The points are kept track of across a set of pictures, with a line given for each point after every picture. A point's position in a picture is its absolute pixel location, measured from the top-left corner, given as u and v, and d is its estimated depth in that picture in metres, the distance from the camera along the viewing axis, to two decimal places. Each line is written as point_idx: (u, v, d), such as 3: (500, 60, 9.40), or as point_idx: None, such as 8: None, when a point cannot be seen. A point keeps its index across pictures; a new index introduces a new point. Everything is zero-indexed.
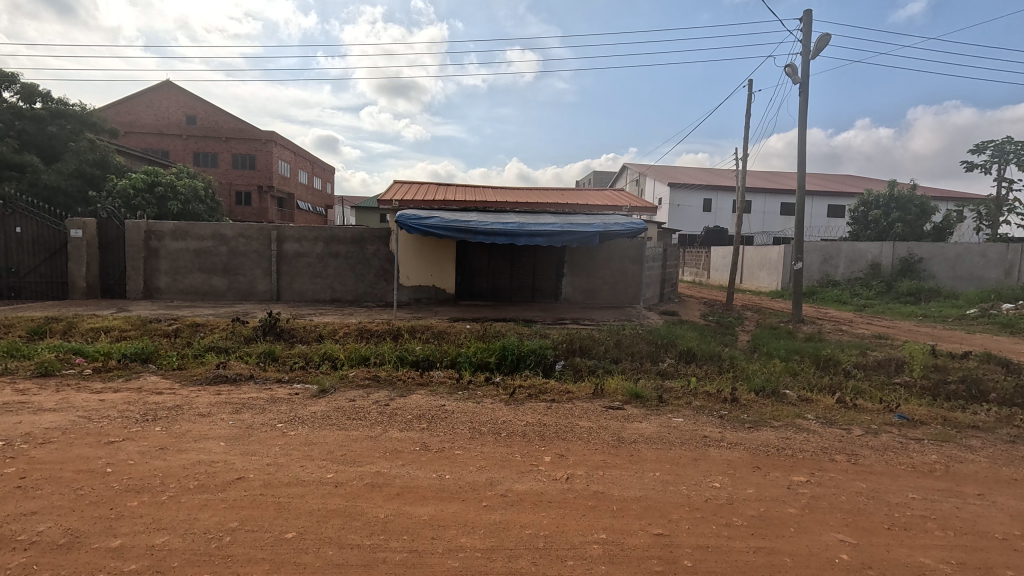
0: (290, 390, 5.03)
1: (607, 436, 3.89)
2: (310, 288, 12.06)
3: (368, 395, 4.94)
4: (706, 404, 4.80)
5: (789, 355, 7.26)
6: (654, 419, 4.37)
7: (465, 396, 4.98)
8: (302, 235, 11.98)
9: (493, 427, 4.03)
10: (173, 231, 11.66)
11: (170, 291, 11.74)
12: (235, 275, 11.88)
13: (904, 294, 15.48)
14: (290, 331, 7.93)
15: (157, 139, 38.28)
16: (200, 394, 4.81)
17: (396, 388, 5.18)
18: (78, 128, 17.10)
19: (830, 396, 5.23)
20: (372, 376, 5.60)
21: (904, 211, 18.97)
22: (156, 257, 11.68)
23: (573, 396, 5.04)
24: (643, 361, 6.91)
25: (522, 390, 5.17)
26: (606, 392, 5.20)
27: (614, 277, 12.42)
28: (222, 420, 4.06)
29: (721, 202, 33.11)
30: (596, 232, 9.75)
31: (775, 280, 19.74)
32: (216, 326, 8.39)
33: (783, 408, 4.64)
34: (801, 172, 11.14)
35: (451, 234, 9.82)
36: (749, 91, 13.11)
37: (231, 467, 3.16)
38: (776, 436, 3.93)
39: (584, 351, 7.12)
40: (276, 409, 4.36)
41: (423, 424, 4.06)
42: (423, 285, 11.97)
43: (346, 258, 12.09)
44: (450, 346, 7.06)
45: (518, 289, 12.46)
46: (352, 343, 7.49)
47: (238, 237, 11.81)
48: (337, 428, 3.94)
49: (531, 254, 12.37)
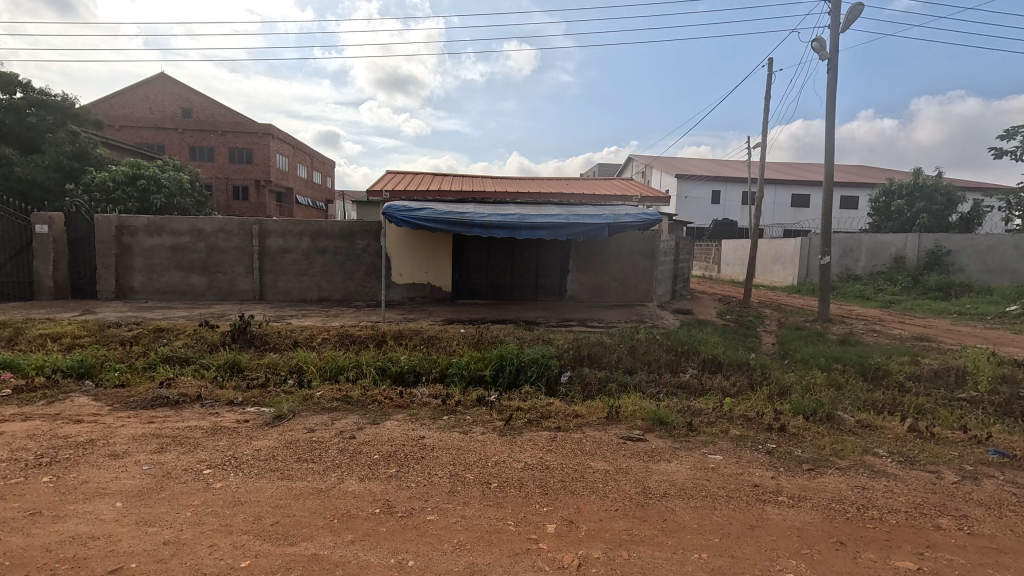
0: (241, 416, 4.16)
1: (629, 488, 2.98)
2: (295, 287, 11.20)
3: (333, 423, 4.05)
4: (747, 433, 3.90)
5: (829, 363, 6.35)
6: (686, 458, 3.47)
7: (451, 423, 4.08)
8: (286, 230, 11.10)
9: (481, 473, 3.13)
10: (148, 226, 10.81)
11: (145, 291, 10.90)
12: (214, 273, 11.03)
13: (932, 290, 14.47)
14: (262, 337, 7.07)
15: (152, 133, 37.33)
16: (127, 423, 3.94)
17: (370, 413, 4.32)
18: (58, 119, 16.20)
19: (893, 420, 4.32)
20: (343, 395, 4.72)
21: (930, 200, 17.88)
22: (130, 255, 10.84)
23: (582, 424, 4.15)
24: (662, 372, 6.02)
25: (520, 415, 4.27)
26: (622, 417, 4.31)
27: (623, 274, 11.52)
28: (135, 464, 3.18)
29: (729, 194, 32.07)
30: (605, 223, 8.81)
31: (791, 274, 18.79)
32: (182, 330, 7.53)
33: (844, 440, 3.74)
34: (829, 157, 10.18)
35: (444, 226, 8.91)
36: (769, 71, 12.12)
37: (112, 550, 2.26)
38: (849, 485, 3.02)
39: (594, 361, 6.23)
40: (213, 447, 3.48)
41: (391, 470, 3.16)
42: (417, 283, 11.10)
43: (334, 254, 11.21)
44: (441, 355, 6.19)
45: (519, 286, 11.57)
46: (330, 351, 6.63)
47: (217, 232, 10.95)
48: (280, 475, 3.05)
49: (533, 249, 11.48)
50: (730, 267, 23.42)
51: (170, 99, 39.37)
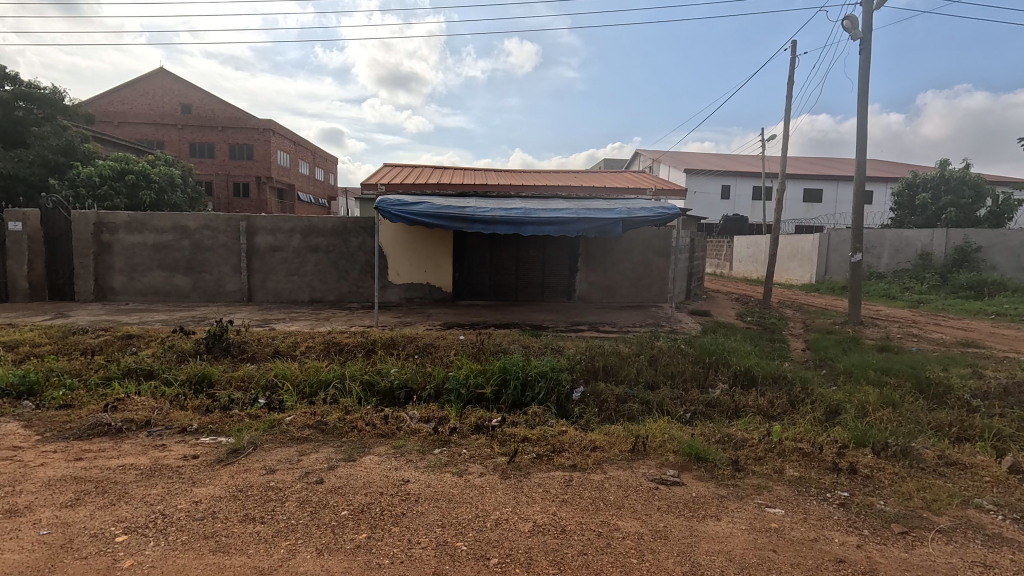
0: (190, 450, 3.45)
1: (674, 566, 2.24)
2: (286, 288, 10.51)
3: (300, 460, 3.33)
4: (809, 475, 3.15)
5: (877, 375, 5.59)
6: (738, 514, 2.72)
7: (443, 460, 3.36)
8: (275, 227, 10.40)
9: (478, 542, 2.39)
10: (129, 223, 10.13)
11: (126, 292, 10.25)
12: (200, 273, 10.36)
13: (963, 288, 13.62)
14: (240, 345, 6.38)
15: (151, 129, 36.75)
16: (49, 462, 3.24)
17: (346, 445, 3.59)
18: (46, 113, 15.59)
19: (979, 455, 3.57)
20: (317, 420, 3.99)
21: (957, 194, 16.91)
22: (110, 253, 10.17)
23: (603, 460, 3.41)
24: (688, 388, 5.28)
25: (528, 448, 3.54)
26: (651, 450, 3.57)
27: (636, 273, 10.78)
28: (31, 527, 2.47)
29: (739, 189, 31.16)
30: (618, 218, 8.06)
31: (809, 272, 17.97)
32: (154, 337, 6.83)
33: (933, 486, 2.99)
34: (861, 146, 9.40)
35: (443, 222, 8.18)
36: (792, 55, 11.31)
37: None
38: (969, 564, 2.26)
39: (611, 374, 5.49)
40: (141, 499, 2.76)
41: (360, 537, 2.42)
42: (415, 284, 10.39)
43: (327, 252, 10.51)
44: (436, 368, 5.47)
45: (525, 286, 10.84)
46: (312, 361, 5.92)
47: (202, 229, 10.27)
48: (212, 545, 2.33)
49: (539, 246, 10.75)
50: (743, 264, 22.63)
51: (169, 95, 38.81)
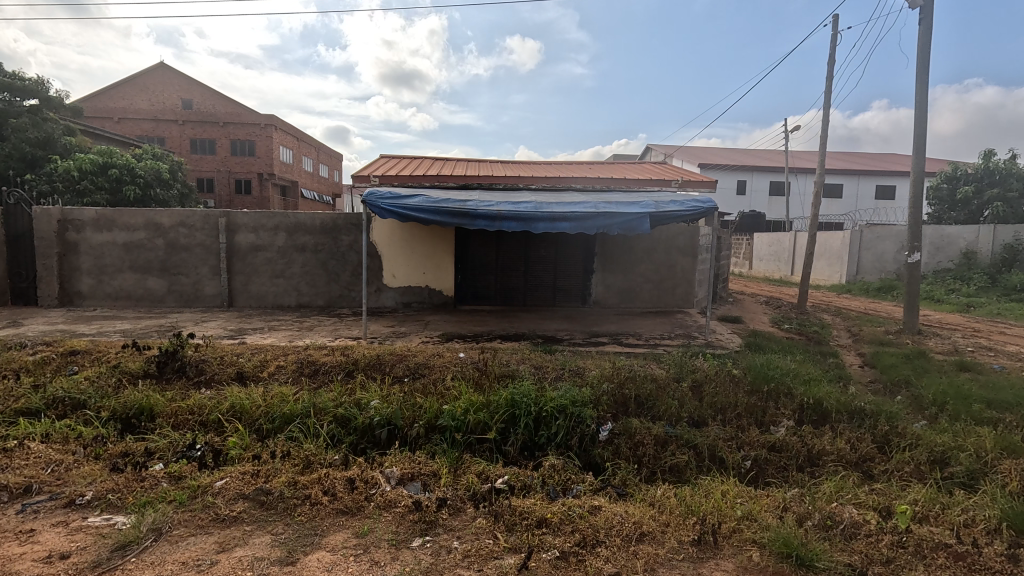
0: (61, 544, 2.40)
1: None
2: (270, 291, 9.52)
3: (216, 563, 2.27)
4: None
5: (980, 407, 4.44)
6: None
7: (427, 563, 2.30)
8: (258, 224, 9.41)
9: None
10: (96, 220, 9.16)
11: (95, 296, 9.28)
12: (175, 275, 9.38)
13: (1018, 290, 12.33)
14: (197, 366, 5.35)
15: (152, 125, 36.01)
16: None
17: (288, 532, 2.53)
18: (27, 104, 14.72)
19: None
20: (259, 483, 2.94)
21: (1004, 187, 15.56)
22: (76, 254, 9.20)
23: (657, 563, 2.33)
24: (744, 426, 4.21)
25: (547, 539, 2.47)
26: (724, 543, 2.50)
27: (658, 275, 9.70)
28: None
29: (757, 184, 29.88)
30: (644, 213, 6.95)
31: (839, 272, 16.79)
32: (101, 353, 5.82)
33: None
34: (920, 129, 8.24)
35: (440, 218, 7.12)
36: (834, 32, 10.12)
37: None
38: None
39: (644, 407, 4.43)
40: None
41: None
42: (412, 286, 9.35)
43: (316, 252, 9.50)
44: (428, 398, 4.44)
45: (535, 290, 9.77)
46: (279, 386, 4.89)
47: (177, 227, 9.28)
48: None
49: (551, 245, 9.68)
50: (764, 263, 21.44)
51: (171, 90, 38.14)
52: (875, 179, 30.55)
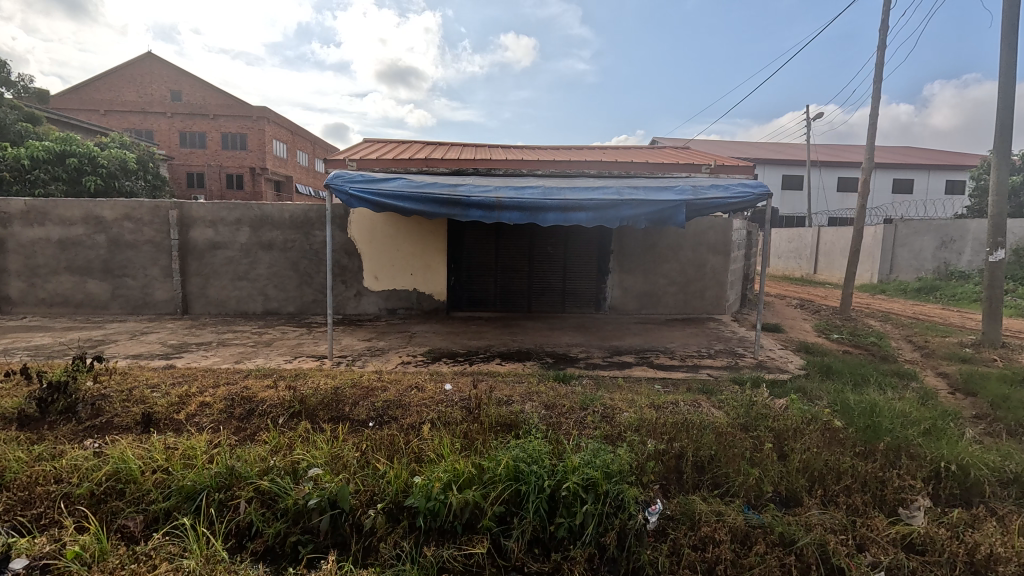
0: None
1: None
2: (232, 295, 8.17)
3: None
4: None
5: None
6: None
7: None
8: (216, 217, 8.04)
9: None
10: (25, 213, 7.78)
11: (26, 302, 7.92)
12: (120, 278, 8.02)
13: None
14: (91, 404, 3.96)
15: (140, 118, 34.71)
16: None
17: None
18: None
19: None
20: None
21: None
22: (3, 253, 7.83)
23: None
24: (860, 508, 2.84)
25: None
26: None
27: (684, 275, 8.33)
28: None
29: (770, 179, 28.42)
30: (678, 200, 5.58)
31: (868, 270, 15.44)
32: None
33: None
34: (1006, 100, 6.80)
35: (424, 208, 5.74)
36: None
37: None
38: None
39: (709, 477, 3.05)
40: None
41: None
42: (397, 290, 7.98)
43: (285, 249, 8.14)
44: (396, 461, 3.08)
45: (541, 293, 8.39)
46: (190, 436, 3.51)
47: (122, 221, 7.91)
48: None
49: (559, 242, 8.30)
50: (784, 261, 20.03)
51: (159, 82, 36.85)
52: (894, 172, 29.03)
